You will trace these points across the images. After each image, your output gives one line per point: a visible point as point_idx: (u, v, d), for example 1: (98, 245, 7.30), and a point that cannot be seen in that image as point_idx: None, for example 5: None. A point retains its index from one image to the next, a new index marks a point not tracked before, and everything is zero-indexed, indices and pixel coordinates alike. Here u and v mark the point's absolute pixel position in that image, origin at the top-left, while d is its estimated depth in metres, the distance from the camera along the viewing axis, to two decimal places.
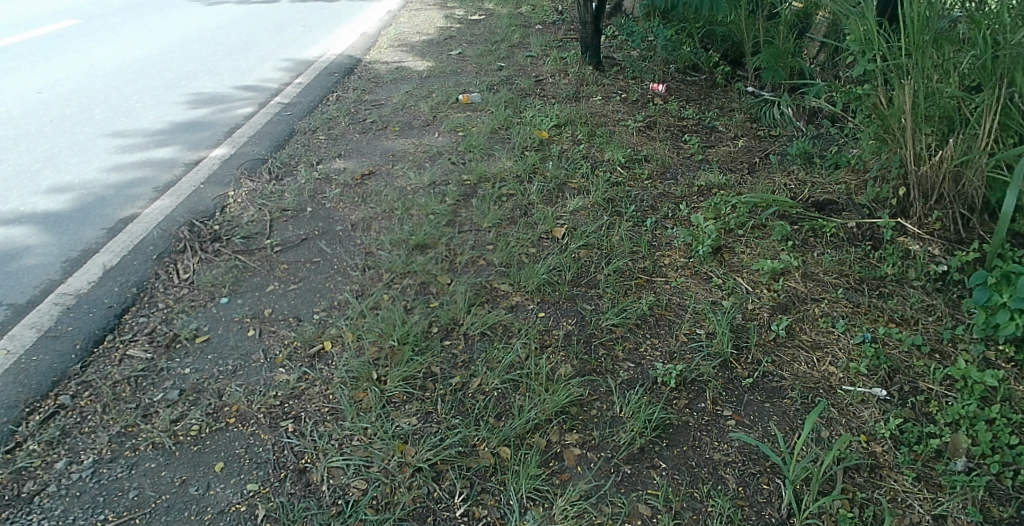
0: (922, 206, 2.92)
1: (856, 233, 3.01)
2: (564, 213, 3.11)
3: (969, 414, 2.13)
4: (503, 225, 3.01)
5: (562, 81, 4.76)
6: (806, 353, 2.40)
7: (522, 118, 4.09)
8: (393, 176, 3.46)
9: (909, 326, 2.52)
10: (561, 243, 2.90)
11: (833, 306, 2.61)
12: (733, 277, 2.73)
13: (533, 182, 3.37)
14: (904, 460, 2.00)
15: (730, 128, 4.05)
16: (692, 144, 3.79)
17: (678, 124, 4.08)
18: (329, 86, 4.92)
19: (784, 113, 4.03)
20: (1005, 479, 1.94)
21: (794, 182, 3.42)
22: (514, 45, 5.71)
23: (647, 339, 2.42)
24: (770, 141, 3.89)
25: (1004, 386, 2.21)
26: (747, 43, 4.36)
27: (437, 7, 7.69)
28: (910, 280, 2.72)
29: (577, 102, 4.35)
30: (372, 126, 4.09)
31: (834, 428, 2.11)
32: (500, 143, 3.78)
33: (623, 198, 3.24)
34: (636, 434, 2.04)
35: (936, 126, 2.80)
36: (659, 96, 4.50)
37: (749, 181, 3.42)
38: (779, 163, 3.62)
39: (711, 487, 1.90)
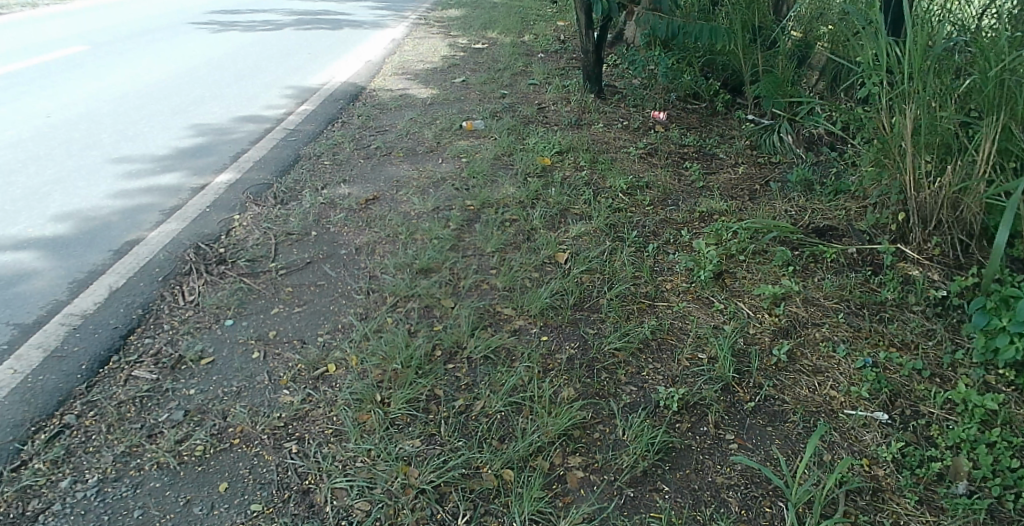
0: (921, 231, 2.96)
1: (856, 258, 3.03)
2: (567, 238, 3.14)
3: (970, 437, 2.15)
4: (507, 250, 3.05)
5: (563, 109, 4.82)
6: (808, 378, 2.41)
7: (525, 144, 4.14)
8: (396, 201, 3.51)
9: (910, 351, 2.54)
10: (564, 268, 2.93)
11: (835, 330, 2.63)
12: (735, 302, 2.75)
13: (536, 207, 3.40)
14: (906, 483, 2.01)
15: (731, 155, 4.10)
16: (693, 171, 3.84)
17: (679, 151, 4.14)
18: (333, 113, 5.00)
19: (784, 140, 4.06)
20: (1006, 502, 1.95)
21: (794, 208, 3.46)
22: (516, 73, 5.80)
23: (651, 364, 2.43)
24: (770, 168, 3.93)
25: (1004, 409, 2.23)
26: (746, 72, 4.43)
27: (439, 35, 7.85)
28: (910, 305, 2.74)
29: (579, 130, 4.41)
30: (376, 151, 4.16)
31: (835, 452, 2.13)
32: (504, 170, 3.83)
33: (626, 224, 3.28)
34: (639, 457, 2.06)
35: (935, 152, 2.85)
36: (660, 124, 4.56)
37: (750, 207, 3.46)
38: (780, 190, 3.65)
39: (714, 510, 1.91)
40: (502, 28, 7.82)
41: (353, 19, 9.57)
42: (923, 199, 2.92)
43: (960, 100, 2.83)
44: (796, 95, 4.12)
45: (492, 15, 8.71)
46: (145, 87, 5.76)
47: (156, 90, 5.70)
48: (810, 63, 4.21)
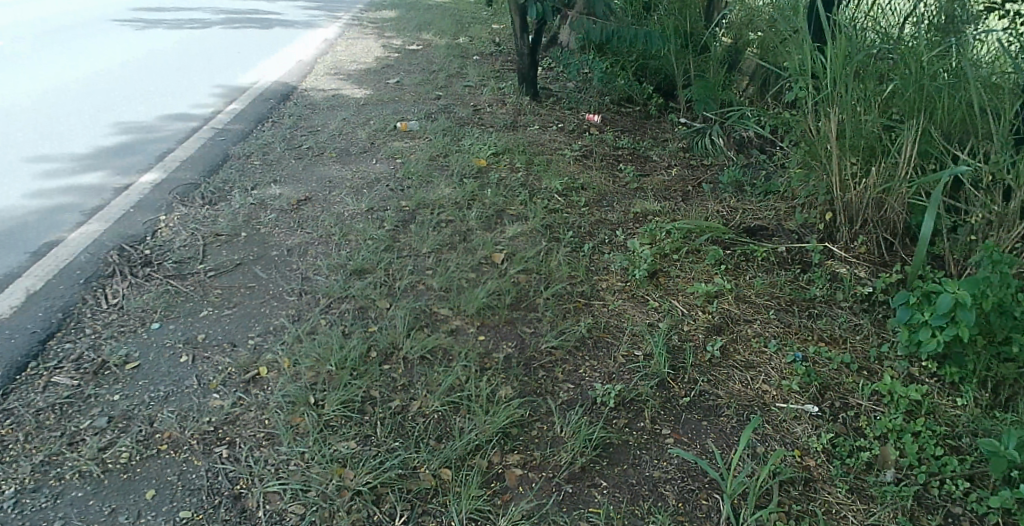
0: (848, 230, 3.09)
1: (786, 257, 3.11)
2: (503, 239, 3.17)
3: (897, 426, 2.25)
4: (443, 251, 3.05)
5: (499, 111, 4.85)
6: (741, 372, 2.49)
7: (460, 146, 4.15)
8: (330, 201, 3.48)
9: (838, 345, 2.64)
10: (500, 268, 2.95)
11: (766, 327, 2.71)
12: (669, 300, 2.81)
13: (471, 209, 3.42)
14: (837, 473, 2.09)
15: (665, 157, 4.19)
16: (628, 173, 3.91)
17: (614, 154, 4.21)
18: (264, 112, 4.95)
19: (716, 143, 4.19)
20: (932, 488, 2.05)
21: (725, 208, 3.55)
22: (451, 75, 5.82)
23: (587, 361, 2.47)
24: (703, 170, 4.03)
25: (927, 399, 2.35)
26: (678, 74, 4.59)
27: (374, 37, 7.83)
28: (838, 301, 2.84)
29: (514, 132, 4.45)
30: (309, 151, 4.13)
31: (768, 444, 2.20)
32: (439, 171, 3.83)
33: (562, 224, 3.32)
34: (577, 454, 2.10)
35: (860, 155, 2.98)
36: (595, 126, 4.64)
37: (684, 208, 3.54)
38: (712, 192, 3.75)
39: (651, 504, 1.95)
40: (438, 30, 7.86)
41: (287, 19, 9.45)
42: (850, 199, 3.05)
43: (883, 103, 2.97)
44: (727, 100, 4.28)
45: (427, 17, 8.74)
46: (66, 86, 5.56)
47: (79, 89, 5.51)
48: (739, 69, 4.36)
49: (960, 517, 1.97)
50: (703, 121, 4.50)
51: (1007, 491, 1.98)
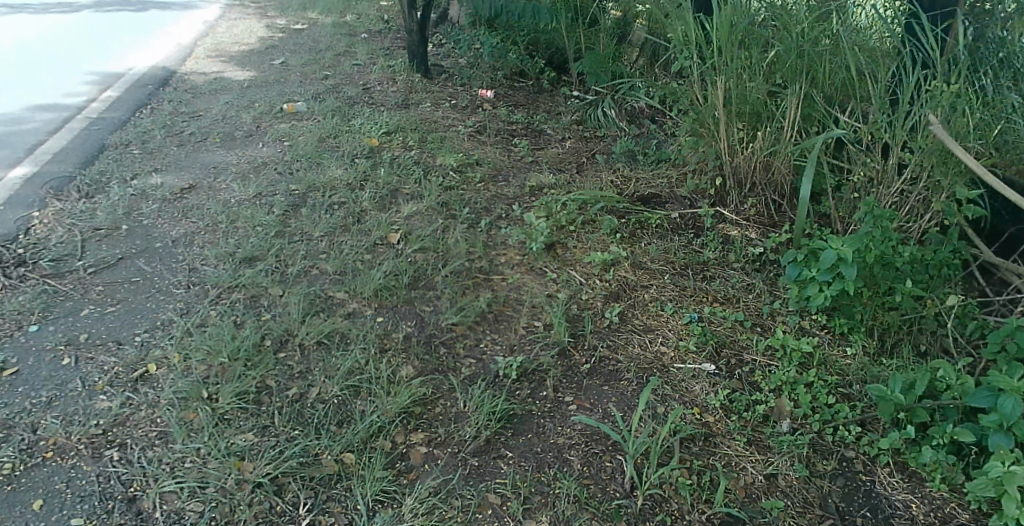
0: (738, 194, 3.21)
1: (679, 223, 3.21)
2: (398, 219, 3.12)
3: (790, 379, 2.46)
4: (336, 233, 3.00)
5: (390, 89, 4.72)
6: (639, 336, 2.58)
7: (351, 125, 4.05)
8: (215, 189, 3.36)
9: (731, 305, 2.77)
10: (396, 248, 2.92)
11: (662, 291, 2.80)
12: (567, 270, 2.86)
13: (365, 189, 3.35)
14: (735, 427, 2.29)
15: (558, 130, 4.20)
16: (522, 147, 3.91)
17: (508, 128, 4.20)
18: (142, 98, 4.70)
19: (608, 114, 4.24)
20: (826, 434, 2.32)
21: (619, 178, 3.59)
22: (339, 53, 5.66)
23: (487, 335, 2.50)
24: (597, 142, 4.07)
25: (818, 351, 2.57)
26: (570, 46, 4.63)
27: (256, 17, 7.52)
28: (731, 262, 2.97)
29: (406, 109, 4.35)
30: (191, 138, 3.96)
31: (668, 403, 2.33)
32: (330, 151, 3.73)
33: (458, 200, 3.31)
34: (481, 427, 2.15)
35: (746, 121, 3.10)
36: (489, 102, 4.58)
37: (578, 180, 3.57)
38: (606, 161, 3.79)
39: (556, 470, 2.05)
40: (324, 8, 7.62)
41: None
42: (738, 163, 3.17)
43: (766, 70, 3.09)
44: (616, 72, 4.33)
45: None
46: None
47: None
48: (630, 41, 4.45)
49: (851, 459, 2.26)
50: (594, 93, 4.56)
51: (895, 432, 2.29)
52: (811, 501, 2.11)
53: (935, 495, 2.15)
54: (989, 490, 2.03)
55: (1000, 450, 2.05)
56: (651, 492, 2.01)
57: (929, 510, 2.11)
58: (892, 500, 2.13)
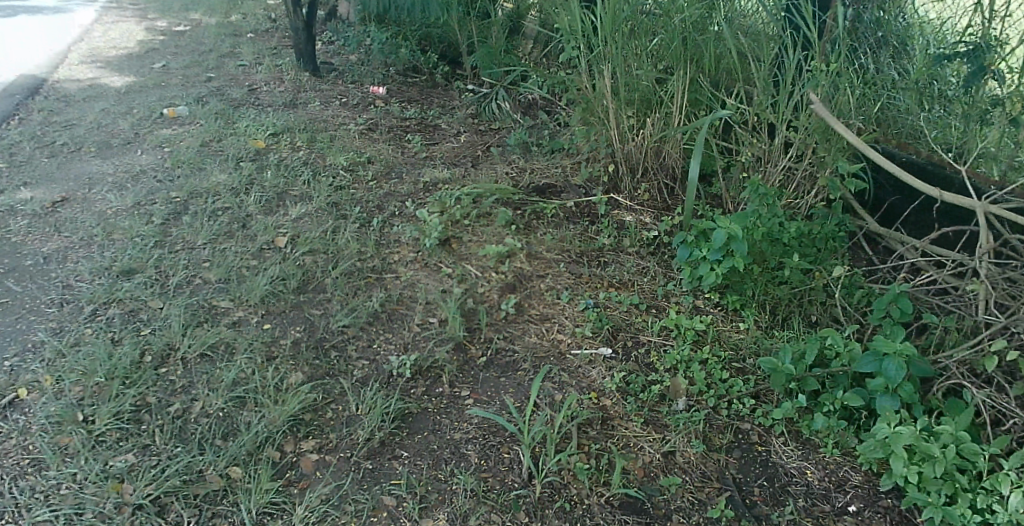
0: (631, 180, 3.25)
1: (575, 211, 3.22)
2: (286, 221, 3.04)
3: (684, 358, 2.54)
4: (220, 240, 2.90)
5: (277, 89, 4.50)
6: (536, 326, 2.60)
7: (235, 128, 3.87)
8: (90, 200, 3.20)
9: (627, 288, 2.81)
10: (284, 251, 2.85)
11: (558, 279, 2.81)
12: (462, 265, 2.84)
13: (250, 193, 3.25)
14: (632, 408, 2.38)
15: (453, 124, 4.10)
16: (415, 143, 3.80)
17: (401, 124, 4.06)
18: (8, 107, 4.36)
19: (502, 108, 4.22)
20: (721, 409, 2.45)
21: (514, 170, 3.56)
22: (223, 53, 5.43)
23: (380, 336, 2.47)
24: (492, 135, 4.00)
25: (711, 328, 2.65)
26: (462, 41, 4.61)
27: (135, 14, 7.11)
28: (625, 247, 3.00)
29: (294, 110, 4.17)
30: (63, 149, 3.74)
31: (565, 390, 2.37)
32: (213, 156, 3.58)
33: (348, 200, 3.23)
34: (375, 429, 2.14)
35: (636, 108, 3.14)
36: (381, 98, 4.41)
37: (472, 173, 3.51)
38: (501, 154, 3.74)
39: (453, 466, 2.08)
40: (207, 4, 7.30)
41: None
42: (630, 150, 3.21)
43: (653, 57, 3.13)
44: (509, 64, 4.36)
45: None
46: None
47: None
48: (522, 34, 4.49)
49: (746, 431, 2.43)
50: (488, 87, 4.56)
51: (789, 403, 2.47)
52: (709, 476, 2.24)
53: (827, 459, 2.41)
54: (878, 450, 2.32)
55: (887, 412, 2.36)
56: (550, 480, 2.08)
57: (822, 473, 2.34)
58: (787, 468, 2.33)
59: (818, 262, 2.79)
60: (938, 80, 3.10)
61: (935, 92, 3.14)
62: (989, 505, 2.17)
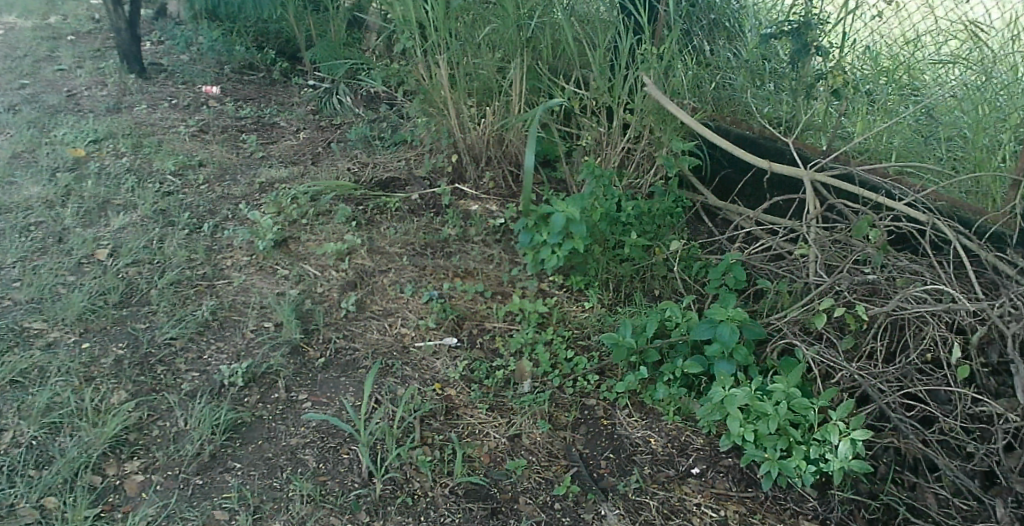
0: (475, 169, 3.29)
1: (419, 204, 3.20)
2: (107, 233, 2.89)
3: (529, 340, 2.60)
4: (32, 258, 2.71)
5: (100, 93, 4.14)
6: (379, 321, 2.62)
7: (51, 137, 3.57)
8: None
9: (472, 277, 2.85)
10: (106, 264, 2.71)
11: (401, 274, 2.82)
12: (299, 265, 2.80)
13: (67, 205, 3.05)
14: (476, 396, 2.43)
15: (292, 122, 3.99)
16: (250, 143, 3.68)
17: (236, 124, 3.92)
18: None
19: (343, 102, 4.10)
20: (566, 388, 2.53)
21: (356, 164, 3.50)
22: (32, 43, 4.95)
23: (211, 345, 2.42)
24: (333, 130, 3.91)
25: (555, 309, 2.71)
26: (301, 36, 4.48)
27: None
28: (471, 236, 3.02)
29: (118, 114, 3.89)
30: None
31: (408, 384, 2.41)
32: (23, 167, 3.30)
33: (176, 205, 3.10)
34: (205, 443, 2.07)
35: (475, 97, 3.18)
36: (215, 98, 4.21)
37: (311, 171, 3.43)
38: (342, 150, 3.65)
39: (289, 472, 2.03)
40: None
41: None
42: (472, 139, 3.23)
43: (489, 46, 3.14)
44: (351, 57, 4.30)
45: None
46: None
47: None
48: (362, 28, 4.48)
49: (592, 407, 2.51)
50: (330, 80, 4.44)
51: (632, 375, 2.55)
52: (556, 454, 2.31)
53: (670, 426, 2.51)
54: (716, 413, 2.43)
55: (723, 377, 2.45)
56: (390, 476, 2.08)
57: (665, 440, 2.46)
58: (632, 438, 2.44)
59: (655, 237, 2.87)
60: (769, 59, 3.24)
61: (766, 70, 3.26)
62: (820, 454, 2.32)
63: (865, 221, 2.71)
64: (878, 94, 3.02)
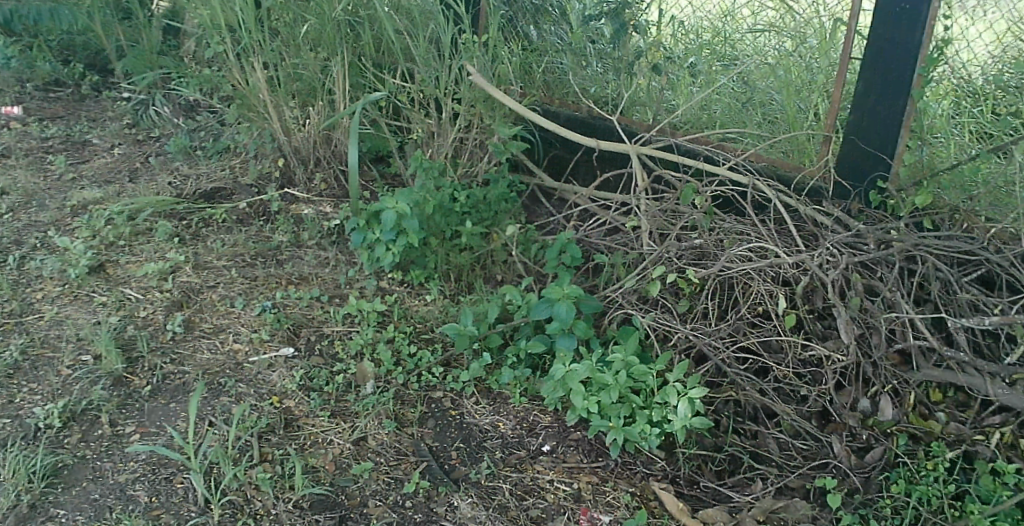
0: (304, 172, 3.37)
1: (248, 212, 3.27)
2: None
3: (369, 341, 2.64)
4: None
5: None
6: (209, 340, 2.59)
7: None
8: None
9: (306, 283, 2.91)
10: None
11: (231, 287, 2.85)
12: (119, 289, 2.75)
13: None
14: (317, 404, 2.40)
15: (106, 138, 3.85)
16: (58, 164, 3.53)
17: (42, 146, 3.72)
18: None
19: (161, 113, 4.01)
20: (410, 384, 2.55)
21: (177, 178, 3.49)
22: None
23: (23, 388, 2.27)
24: (151, 143, 3.84)
25: (396, 307, 2.77)
26: (109, 48, 4.27)
27: None
28: (304, 241, 3.12)
29: None
30: None
31: (245, 401, 2.35)
32: None
33: None
34: (20, 492, 1.90)
35: (297, 99, 3.28)
36: (16, 119, 3.96)
37: (129, 189, 3.37)
38: (161, 163, 3.64)
39: (120, 511, 1.90)
40: None
41: None
42: (298, 142, 3.32)
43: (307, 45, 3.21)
44: (162, 65, 4.18)
45: None
46: None
47: None
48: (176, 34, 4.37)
49: (439, 399, 2.54)
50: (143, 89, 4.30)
51: (475, 363, 2.60)
52: (404, 452, 2.30)
53: (517, 408, 2.56)
54: (559, 390, 2.48)
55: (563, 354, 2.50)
56: (228, 499, 1.98)
57: (514, 422, 2.50)
58: (481, 425, 2.47)
59: (492, 224, 2.93)
60: (592, 40, 3.35)
61: (588, 51, 3.39)
62: (663, 416, 2.39)
63: (689, 188, 2.78)
64: (699, 67, 3.09)
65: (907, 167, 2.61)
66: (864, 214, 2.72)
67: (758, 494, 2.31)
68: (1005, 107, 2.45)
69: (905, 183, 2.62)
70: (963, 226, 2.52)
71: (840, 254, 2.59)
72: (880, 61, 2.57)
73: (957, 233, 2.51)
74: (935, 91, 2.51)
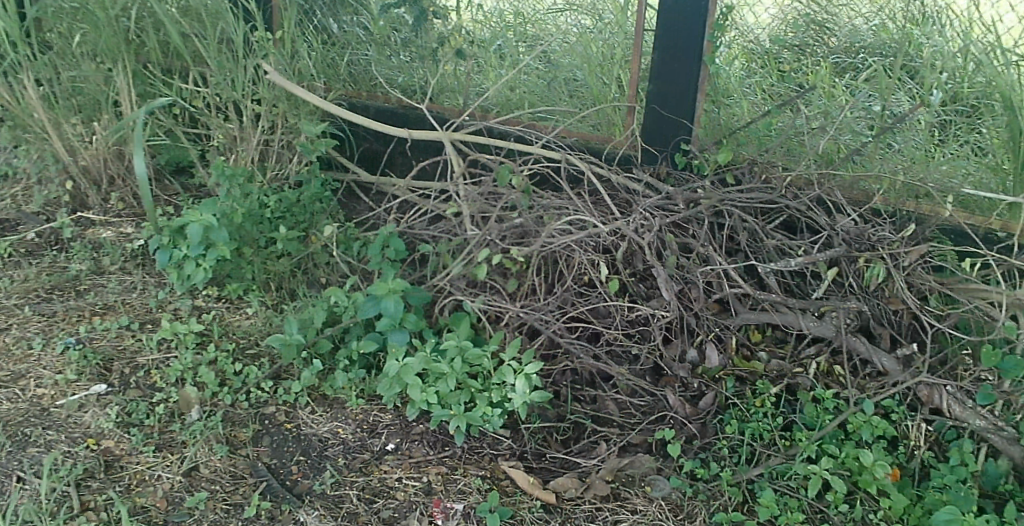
0: (99, 193, 3.22)
1: (38, 242, 3.04)
2: None
3: (190, 365, 2.49)
4: None
5: None
6: (6, 390, 2.34)
7: None
8: None
9: (113, 312, 2.71)
10: None
11: (25, 328, 2.59)
12: None
13: None
14: (139, 441, 2.21)
15: None
16: None
17: None
18: None
19: None
20: (241, 403, 2.43)
21: None
22: None
23: None
24: None
25: (215, 325, 2.64)
26: None
27: None
28: (106, 267, 2.92)
29: None
30: None
31: (54, 449, 2.14)
32: None
33: None
34: None
35: (80, 114, 3.16)
36: None
37: None
38: None
39: None
40: None
41: None
42: (86, 162, 3.18)
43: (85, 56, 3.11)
44: None
45: None
46: None
47: None
48: None
49: (272, 414, 2.44)
50: None
51: (307, 372, 2.52)
52: (242, 475, 2.18)
53: (355, 411, 2.50)
54: (395, 387, 2.43)
55: (395, 350, 2.46)
56: None
57: (354, 426, 2.44)
58: (320, 434, 2.39)
59: (308, 227, 2.89)
60: (396, 28, 3.29)
61: (393, 40, 3.33)
62: (502, 396, 2.40)
63: (506, 167, 2.61)
64: (506, 49, 3.08)
65: (706, 128, 2.78)
66: (670, 177, 2.76)
67: (603, 457, 2.34)
68: (788, 65, 2.68)
69: (705, 143, 2.74)
70: (761, 177, 2.61)
71: (654, 216, 2.55)
72: (675, 31, 2.69)
73: (758, 185, 2.57)
74: (726, 56, 2.71)
